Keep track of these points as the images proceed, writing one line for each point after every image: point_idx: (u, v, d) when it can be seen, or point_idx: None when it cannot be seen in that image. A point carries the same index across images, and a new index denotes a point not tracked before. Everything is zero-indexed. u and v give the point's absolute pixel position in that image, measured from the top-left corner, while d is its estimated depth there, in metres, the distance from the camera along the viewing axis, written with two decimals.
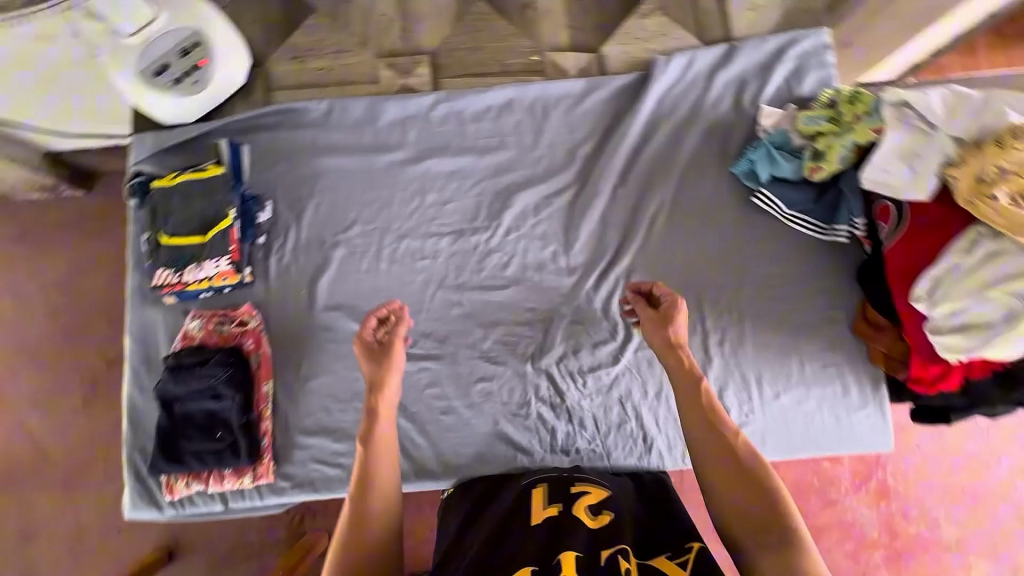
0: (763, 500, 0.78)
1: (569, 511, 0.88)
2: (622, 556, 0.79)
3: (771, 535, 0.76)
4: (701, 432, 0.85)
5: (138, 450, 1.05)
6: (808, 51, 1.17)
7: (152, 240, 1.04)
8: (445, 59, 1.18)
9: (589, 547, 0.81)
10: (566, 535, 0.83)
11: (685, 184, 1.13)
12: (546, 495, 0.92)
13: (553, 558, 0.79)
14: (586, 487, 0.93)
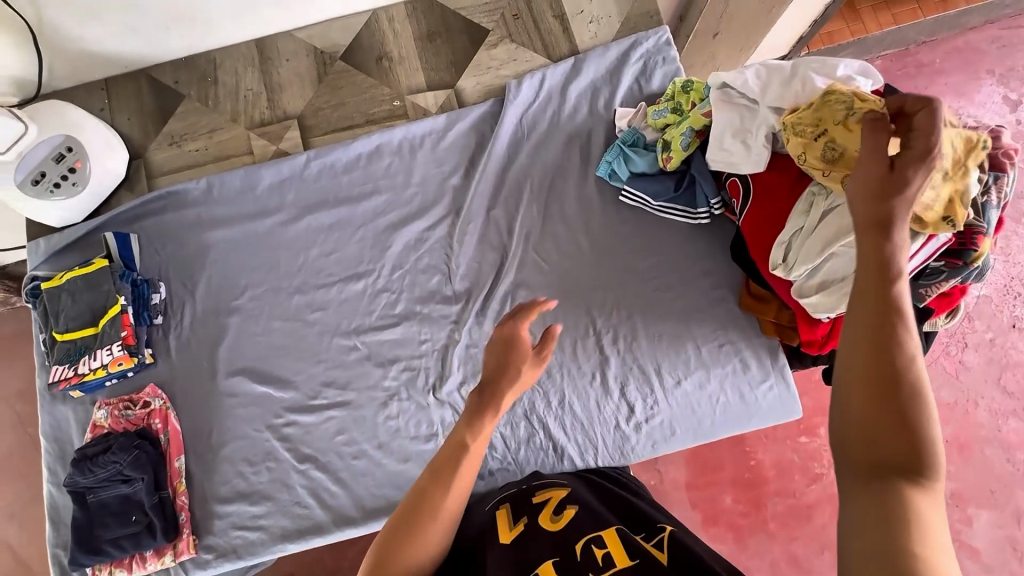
0: (907, 447, 0.48)
1: (533, 522, 0.86)
2: (593, 544, 0.78)
3: (898, 485, 0.47)
4: (867, 323, 0.52)
5: (61, 546, 1.06)
6: (651, 50, 1.23)
7: (49, 338, 1.09)
8: (312, 120, 1.25)
9: (562, 548, 0.79)
10: (537, 545, 0.81)
11: (555, 194, 1.17)
12: (507, 514, 0.90)
13: (529, 568, 0.77)
14: (547, 494, 0.94)
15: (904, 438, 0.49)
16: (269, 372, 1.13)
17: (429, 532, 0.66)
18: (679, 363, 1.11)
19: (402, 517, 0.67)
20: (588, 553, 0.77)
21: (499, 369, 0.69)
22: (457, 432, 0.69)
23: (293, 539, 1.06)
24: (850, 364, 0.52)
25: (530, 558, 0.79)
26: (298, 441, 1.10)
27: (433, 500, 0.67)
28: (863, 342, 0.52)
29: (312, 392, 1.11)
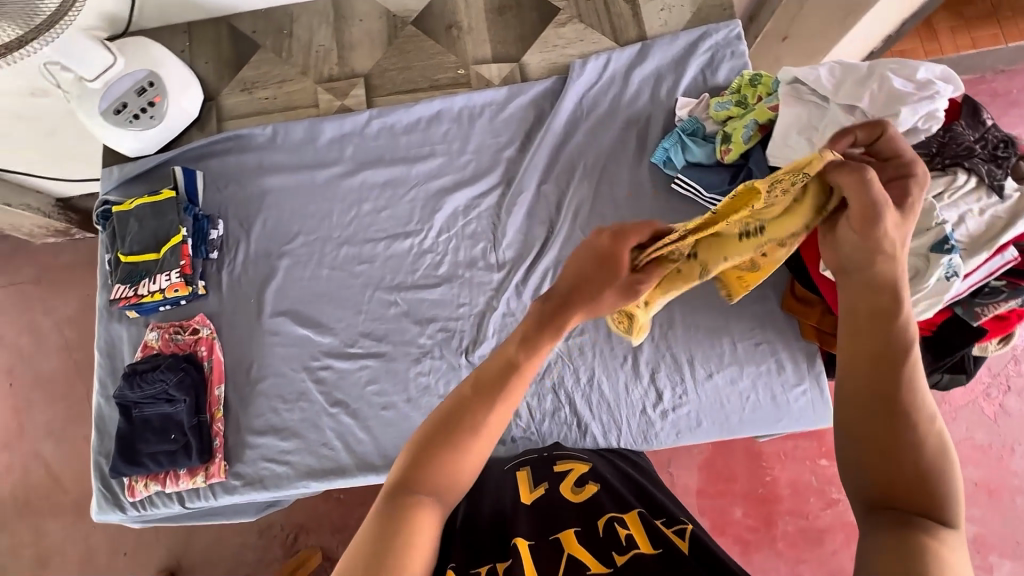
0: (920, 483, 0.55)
1: (556, 489, 0.87)
2: (617, 522, 0.79)
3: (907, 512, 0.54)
4: (858, 368, 0.64)
5: (104, 454, 1.13)
6: (720, 43, 1.22)
7: (114, 259, 1.16)
8: (378, 80, 1.28)
9: (584, 520, 0.81)
10: (560, 510, 0.83)
11: (607, 176, 1.18)
12: (529, 477, 0.92)
13: (551, 534, 0.79)
14: (569, 464, 0.94)
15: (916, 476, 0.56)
16: (311, 317, 1.17)
17: (471, 445, 0.65)
18: (712, 356, 1.10)
19: (442, 426, 0.65)
20: (611, 529, 0.78)
21: (593, 282, 0.74)
22: (511, 351, 0.71)
23: (317, 478, 1.10)
24: (853, 417, 0.62)
25: (552, 522, 0.81)
26: (331, 385, 1.14)
27: (480, 414, 0.66)
28: (864, 394, 0.62)
29: (349, 341, 1.15)
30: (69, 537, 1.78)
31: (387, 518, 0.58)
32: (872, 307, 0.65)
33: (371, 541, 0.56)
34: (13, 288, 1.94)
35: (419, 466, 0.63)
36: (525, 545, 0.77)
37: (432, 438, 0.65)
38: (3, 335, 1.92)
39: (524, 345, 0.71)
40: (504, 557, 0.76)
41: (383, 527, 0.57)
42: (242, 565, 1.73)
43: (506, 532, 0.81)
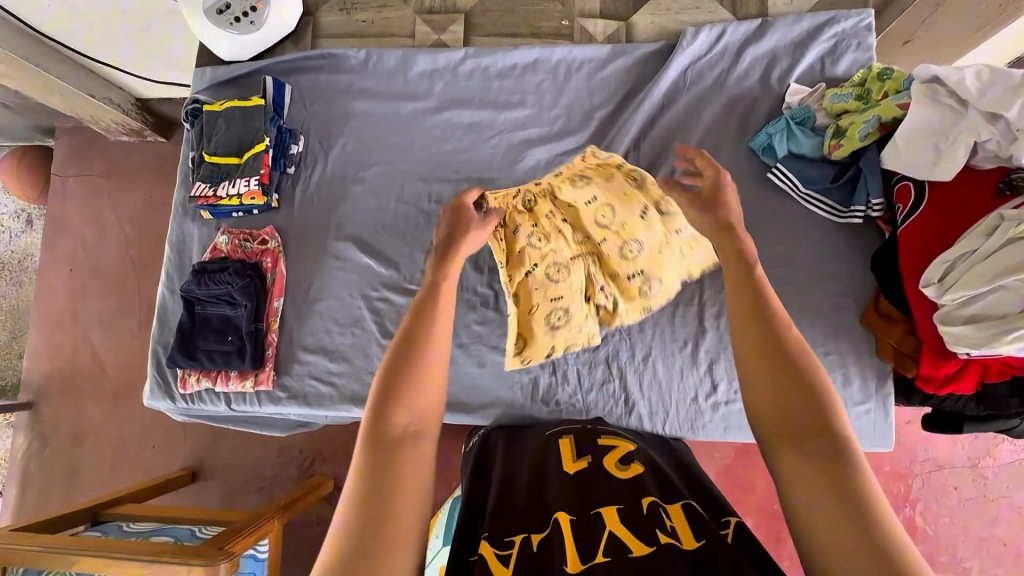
0: (841, 474, 0.55)
1: (598, 463, 0.78)
2: (662, 506, 0.67)
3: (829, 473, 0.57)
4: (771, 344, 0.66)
5: (162, 344, 1.17)
6: (847, 31, 1.13)
7: (197, 157, 1.18)
8: (478, 19, 1.25)
9: (627, 500, 0.69)
10: (601, 486, 0.72)
11: (699, 154, 1.13)
12: (572, 447, 0.84)
13: (591, 507, 0.68)
14: (611, 441, 0.85)
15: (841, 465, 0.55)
16: (376, 248, 1.16)
17: (419, 383, 0.64)
18: None
19: (393, 378, 0.64)
20: (655, 509, 0.67)
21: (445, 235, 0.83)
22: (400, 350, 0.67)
23: (358, 404, 1.11)
24: (767, 418, 0.62)
25: (588, 497, 0.70)
26: (385, 317, 1.14)
27: (414, 359, 0.66)
28: (772, 387, 0.63)
29: (409, 278, 1.15)
30: (105, 419, 1.88)
31: (372, 475, 0.57)
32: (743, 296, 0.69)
33: (361, 508, 0.55)
34: (83, 178, 2.01)
35: (384, 421, 0.60)
36: (566, 518, 0.66)
37: (385, 393, 0.63)
38: (68, 221, 1.99)
39: (423, 300, 0.72)
40: (541, 528, 0.65)
41: (372, 484, 0.57)
42: (259, 479, 1.80)
43: (538, 502, 0.71)
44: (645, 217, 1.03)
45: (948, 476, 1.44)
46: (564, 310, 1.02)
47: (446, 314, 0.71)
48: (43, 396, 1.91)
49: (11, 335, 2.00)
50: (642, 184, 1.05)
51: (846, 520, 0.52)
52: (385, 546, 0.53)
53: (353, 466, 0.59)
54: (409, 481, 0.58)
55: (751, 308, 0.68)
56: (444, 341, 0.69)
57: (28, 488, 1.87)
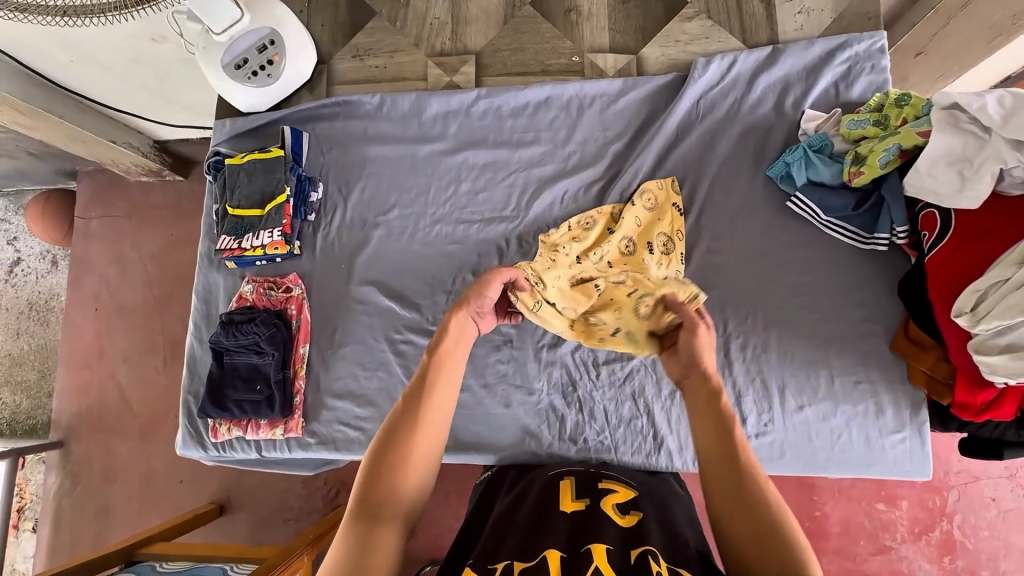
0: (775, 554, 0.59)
1: (597, 506, 0.78)
2: (653, 555, 0.65)
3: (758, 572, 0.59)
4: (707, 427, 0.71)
5: (193, 394, 1.19)
6: (860, 54, 1.12)
7: (222, 210, 1.21)
8: (489, 59, 1.26)
9: (619, 544, 0.68)
10: (598, 526, 0.72)
11: (717, 185, 1.13)
12: (573, 488, 0.83)
13: (582, 545, 0.67)
14: (613, 487, 0.84)
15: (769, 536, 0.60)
16: (398, 290, 1.18)
17: (412, 454, 0.67)
18: (806, 388, 1.05)
19: (384, 449, 0.67)
20: (644, 558, 0.65)
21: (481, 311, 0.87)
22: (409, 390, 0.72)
23: None
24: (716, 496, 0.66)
25: (581, 531, 0.71)
26: (410, 359, 1.14)
27: (410, 436, 0.68)
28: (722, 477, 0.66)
29: (433, 320, 1.15)
30: (133, 455, 1.91)
31: (357, 541, 0.60)
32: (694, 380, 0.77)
33: (341, 573, 0.58)
34: (106, 219, 2.06)
35: (369, 490, 0.64)
36: (556, 555, 0.66)
37: (376, 464, 0.66)
38: (92, 262, 2.04)
39: (423, 370, 0.74)
40: (529, 559, 0.66)
41: (352, 556, 0.59)
42: (286, 510, 1.81)
43: (536, 533, 0.71)
44: (630, 220, 1.10)
45: (983, 489, 1.41)
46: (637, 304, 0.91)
47: (445, 404, 0.72)
48: (73, 435, 1.95)
49: (39, 375, 2.05)
50: (631, 203, 1.11)
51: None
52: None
53: (339, 531, 0.62)
54: (386, 548, 0.61)
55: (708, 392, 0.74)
56: (442, 411, 0.71)
57: (60, 526, 1.90)
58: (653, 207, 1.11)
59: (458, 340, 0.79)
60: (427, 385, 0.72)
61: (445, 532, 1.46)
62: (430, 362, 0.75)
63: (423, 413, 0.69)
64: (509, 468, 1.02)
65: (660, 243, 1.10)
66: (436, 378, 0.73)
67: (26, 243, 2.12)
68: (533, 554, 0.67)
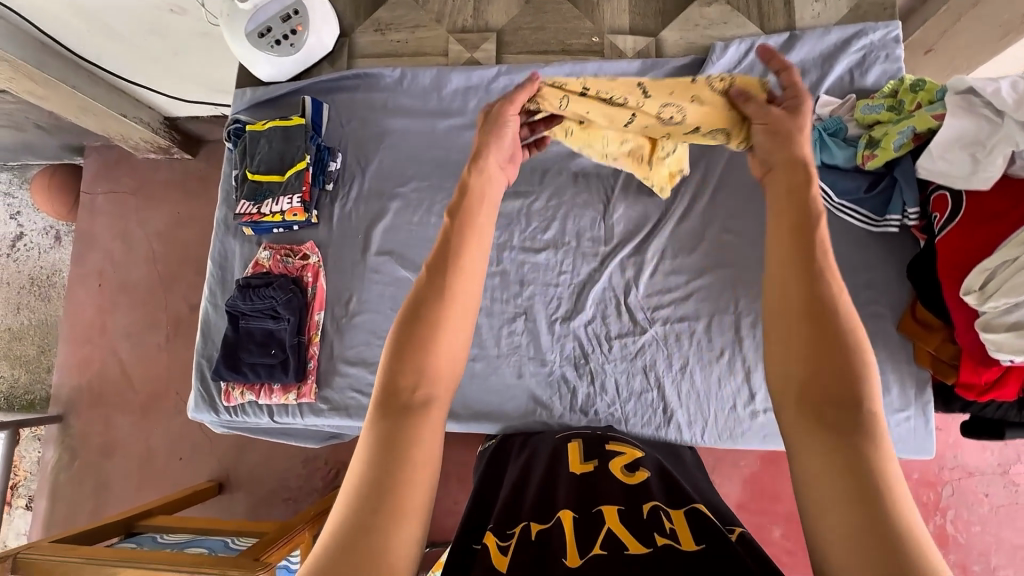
0: (854, 441, 0.52)
1: (605, 467, 0.78)
2: (664, 509, 0.65)
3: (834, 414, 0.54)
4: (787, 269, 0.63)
5: (206, 358, 1.19)
6: (875, 43, 1.14)
7: (241, 175, 1.21)
8: (509, 37, 1.28)
9: (629, 502, 0.68)
10: (605, 487, 0.72)
11: (732, 166, 1.15)
12: (580, 453, 0.84)
13: (593, 507, 0.67)
14: (621, 449, 0.85)
15: (857, 430, 0.53)
16: (414, 261, 1.19)
17: (435, 348, 0.62)
18: None
19: (403, 349, 0.61)
20: (656, 512, 0.65)
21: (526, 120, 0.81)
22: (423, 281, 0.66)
23: None
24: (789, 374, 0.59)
25: (589, 495, 0.71)
26: None
27: (432, 329, 0.62)
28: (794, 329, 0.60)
29: None
30: (134, 429, 1.91)
31: (382, 446, 0.56)
32: (788, 237, 0.64)
33: (372, 484, 0.54)
34: (112, 195, 2.06)
35: (390, 391, 0.59)
36: (569, 517, 0.65)
37: (395, 370, 0.60)
38: (97, 237, 2.04)
39: (437, 260, 0.67)
40: (543, 521, 0.65)
41: (379, 466, 0.55)
42: (286, 489, 1.81)
43: (548, 498, 0.71)
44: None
45: (977, 484, 1.43)
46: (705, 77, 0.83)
47: (469, 292, 0.66)
48: (72, 409, 1.94)
49: (39, 350, 2.04)
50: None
51: (849, 486, 0.50)
52: (380, 531, 0.51)
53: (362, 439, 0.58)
54: (419, 454, 0.56)
55: (802, 257, 0.63)
56: (463, 300, 0.65)
57: (57, 500, 1.89)
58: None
59: (479, 206, 0.73)
60: (446, 277, 0.65)
61: (445, 514, 1.47)
62: (447, 249, 0.68)
63: (441, 303, 0.63)
64: (513, 436, 1.03)
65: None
66: (456, 261, 0.66)
67: (29, 217, 2.11)
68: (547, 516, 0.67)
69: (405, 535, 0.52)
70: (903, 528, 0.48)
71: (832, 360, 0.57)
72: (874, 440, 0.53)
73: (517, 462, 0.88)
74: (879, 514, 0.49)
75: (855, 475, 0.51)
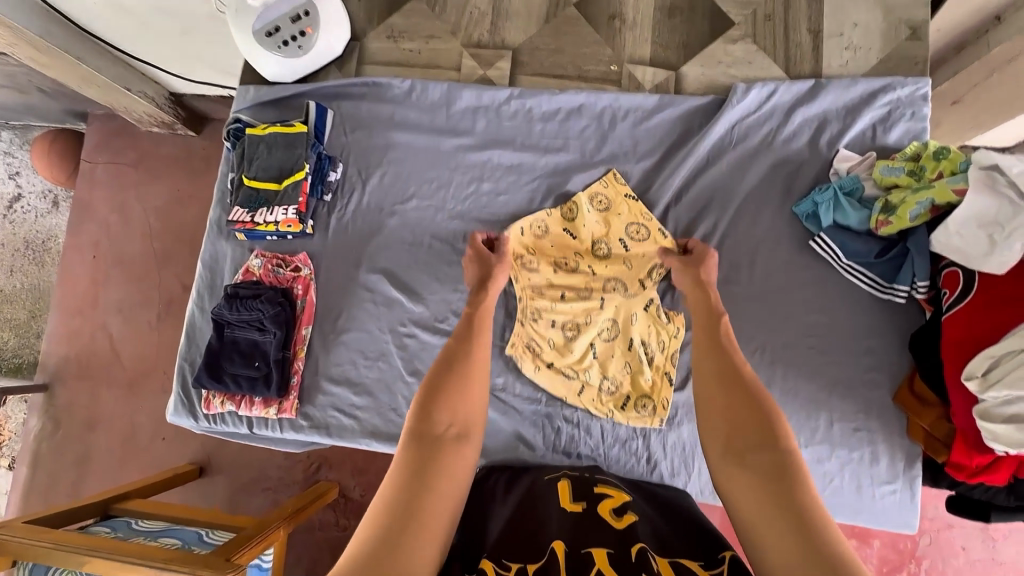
0: (762, 475, 0.60)
1: (594, 508, 0.78)
2: (651, 552, 0.66)
3: (743, 446, 0.64)
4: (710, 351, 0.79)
5: (189, 363, 1.17)
6: (901, 99, 1.10)
7: (237, 179, 1.18)
8: (525, 57, 1.24)
9: (618, 545, 0.68)
10: (597, 526, 0.72)
11: (741, 215, 1.12)
12: (570, 490, 0.83)
13: (582, 546, 0.67)
14: (608, 492, 0.84)
15: (781, 469, 0.60)
16: (407, 282, 1.16)
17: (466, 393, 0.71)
18: (805, 428, 1.04)
19: (437, 386, 0.70)
20: (644, 557, 0.65)
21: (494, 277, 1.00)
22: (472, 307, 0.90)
23: (379, 440, 1.10)
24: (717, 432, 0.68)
25: (580, 531, 0.71)
26: (412, 353, 1.13)
27: (461, 378, 0.73)
28: (718, 384, 0.73)
29: (439, 316, 1.14)
30: (117, 407, 1.90)
31: (416, 465, 0.61)
32: (706, 335, 0.81)
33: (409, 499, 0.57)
34: (113, 166, 2.02)
35: (427, 422, 0.65)
36: (561, 547, 0.66)
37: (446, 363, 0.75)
38: (95, 208, 2.00)
39: (462, 330, 0.84)
40: (536, 557, 0.65)
41: (410, 481, 0.59)
42: (264, 481, 1.81)
43: (541, 529, 0.71)
44: (601, 253, 1.12)
45: (954, 536, 1.43)
46: (642, 343, 1.09)
47: (484, 359, 0.78)
48: (59, 379, 1.93)
49: (30, 315, 2.02)
50: (583, 202, 1.13)
51: (780, 514, 0.56)
52: (407, 545, 0.53)
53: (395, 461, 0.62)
54: (447, 482, 0.60)
55: (717, 345, 0.79)
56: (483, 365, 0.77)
57: (37, 470, 1.88)
58: (605, 209, 1.13)
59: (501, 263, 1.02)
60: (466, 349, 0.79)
61: None
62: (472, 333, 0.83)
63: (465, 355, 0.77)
64: (497, 468, 1.01)
65: (632, 235, 1.11)
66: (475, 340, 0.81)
67: (28, 180, 2.07)
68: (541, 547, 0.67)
69: (429, 551, 0.53)
70: (830, 542, 0.53)
71: (754, 415, 0.66)
72: (795, 473, 0.60)
73: (503, 496, 0.86)
74: (810, 533, 0.53)
75: (766, 494, 0.58)
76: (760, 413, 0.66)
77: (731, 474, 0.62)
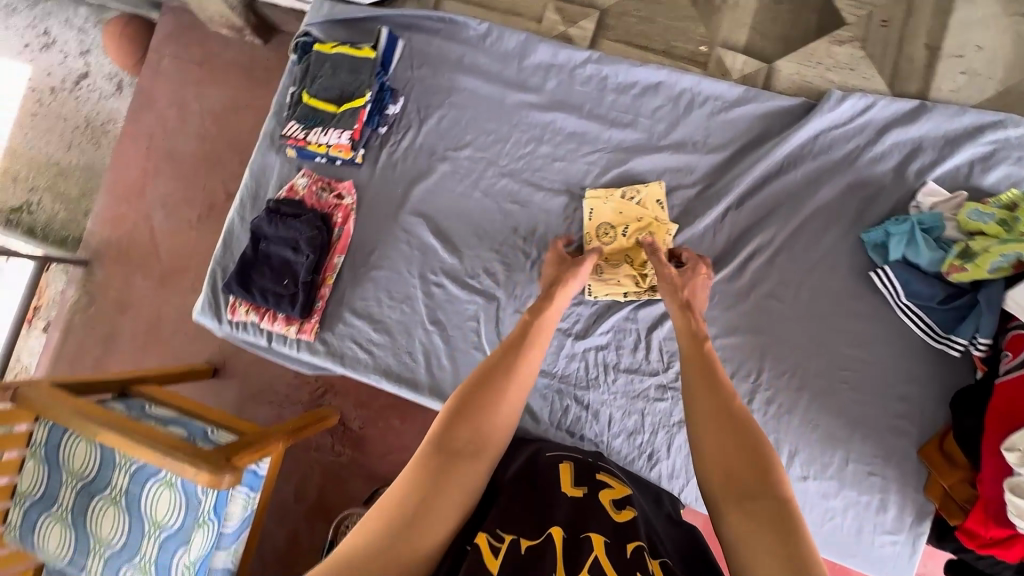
0: (775, 535, 0.55)
1: (595, 494, 0.77)
2: (647, 552, 0.64)
3: (744, 503, 0.59)
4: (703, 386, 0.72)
5: (222, 268, 1.19)
6: (1010, 140, 1.00)
7: (297, 95, 1.17)
8: (611, 21, 1.18)
9: (615, 534, 0.67)
10: (594, 515, 0.70)
11: (804, 231, 1.06)
12: (571, 474, 0.82)
13: (581, 531, 0.66)
14: (610, 479, 0.83)
15: (781, 521, 0.56)
16: (445, 231, 1.14)
17: (494, 409, 0.68)
18: (818, 461, 1.01)
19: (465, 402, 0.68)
20: (640, 554, 0.63)
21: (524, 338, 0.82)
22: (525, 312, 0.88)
23: (390, 380, 1.11)
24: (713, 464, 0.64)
25: (577, 521, 0.69)
26: (437, 303, 1.12)
27: (489, 392, 0.70)
28: (722, 432, 0.65)
29: (471, 271, 1.12)
30: (149, 295, 1.93)
31: (428, 477, 0.61)
32: (701, 361, 0.75)
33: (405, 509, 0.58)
34: (178, 60, 2.00)
35: (446, 432, 0.65)
36: (560, 535, 0.65)
37: (482, 376, 0.73)
38: (154, 98, 2.00)
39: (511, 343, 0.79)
40: (534, 536, 0.64)
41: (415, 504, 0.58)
42: (272, 393, 1.79)
43: (539, 515, 0.69)
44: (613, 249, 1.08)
45: None
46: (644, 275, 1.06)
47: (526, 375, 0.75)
48: (98, 259, 1.97)
49: (82, 191, 2.07)
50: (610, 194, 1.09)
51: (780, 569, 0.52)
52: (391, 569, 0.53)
53: (410, 464, 0.63)
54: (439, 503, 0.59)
55: (713, 375, 0.73)
56: (527, 379, 0.75)
57: (67, 339, 1.95)
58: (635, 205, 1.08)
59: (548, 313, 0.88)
60: (512, 362, 0.75)
61: None
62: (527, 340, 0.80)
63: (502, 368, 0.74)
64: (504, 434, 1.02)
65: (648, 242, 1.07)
66: (518, 349, 0.78)
67: (98, 59, 2.10)
68: (536, 529, 0.66)
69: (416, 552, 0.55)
70: None
71: (759, 473, 0.60)
72: (798, 529, 0.55)
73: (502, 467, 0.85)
74: None
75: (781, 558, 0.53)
76: (760, 459, 0.61)
77: (744, 539, 0.56)
